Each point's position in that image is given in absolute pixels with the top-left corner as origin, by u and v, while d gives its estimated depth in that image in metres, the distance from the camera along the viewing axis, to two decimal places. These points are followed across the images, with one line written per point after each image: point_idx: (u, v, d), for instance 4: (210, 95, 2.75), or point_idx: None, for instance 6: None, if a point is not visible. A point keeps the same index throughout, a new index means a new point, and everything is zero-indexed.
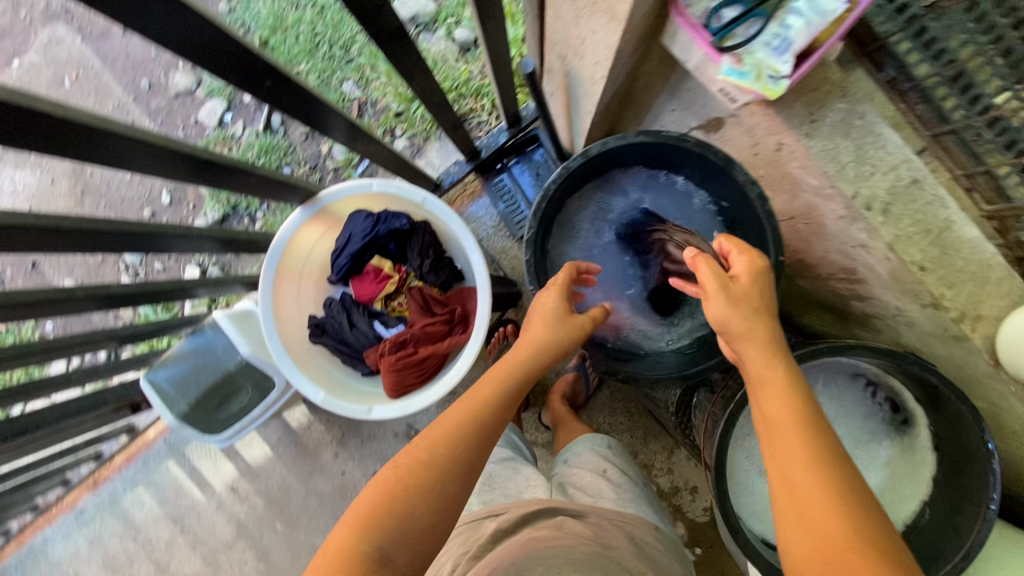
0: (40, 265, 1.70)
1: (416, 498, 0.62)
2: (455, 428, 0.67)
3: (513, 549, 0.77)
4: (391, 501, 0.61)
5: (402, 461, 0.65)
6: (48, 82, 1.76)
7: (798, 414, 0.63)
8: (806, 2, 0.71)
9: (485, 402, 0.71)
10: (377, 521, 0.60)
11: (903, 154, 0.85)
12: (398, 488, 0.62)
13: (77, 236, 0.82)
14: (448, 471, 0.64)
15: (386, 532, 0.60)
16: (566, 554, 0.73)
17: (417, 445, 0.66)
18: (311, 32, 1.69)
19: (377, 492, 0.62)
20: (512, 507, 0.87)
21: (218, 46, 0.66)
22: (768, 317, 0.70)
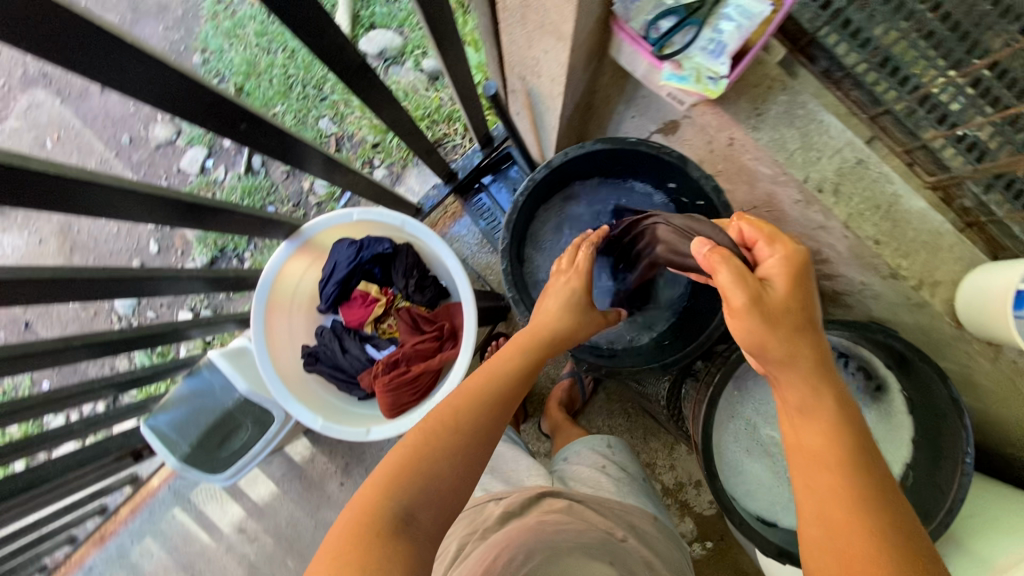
0: (33, 324, 1.72)
1: (443, 459, 0.63)
2: (477, 399, 0.70)
3: (520, 529, 0.78)
4: (418, 460, 0.62)
5: (426, 426, 0.66)
6: (30, 145, 1.80)
7: (838, 451, 0.58)
8: (735, 8, 0.77)
9: (502, 380, 0.74)
10: (405, 479, 0.60)
11: (845, 138, 0.91)
12: (424, 449, 0.63)
13: (69, 287, 0.86)
14: (473, 435, 0.66)
15: (413, 489, 0.60)
16: (576, 541, 0.75)
17: (439, 415, 0.68)
18: (284, 75, 1.75)
19: (404, 453, 0.63)
20: (517, 493, 0.90)
21: (194, 96, 0.70)
22: (814, 333, 0.62)
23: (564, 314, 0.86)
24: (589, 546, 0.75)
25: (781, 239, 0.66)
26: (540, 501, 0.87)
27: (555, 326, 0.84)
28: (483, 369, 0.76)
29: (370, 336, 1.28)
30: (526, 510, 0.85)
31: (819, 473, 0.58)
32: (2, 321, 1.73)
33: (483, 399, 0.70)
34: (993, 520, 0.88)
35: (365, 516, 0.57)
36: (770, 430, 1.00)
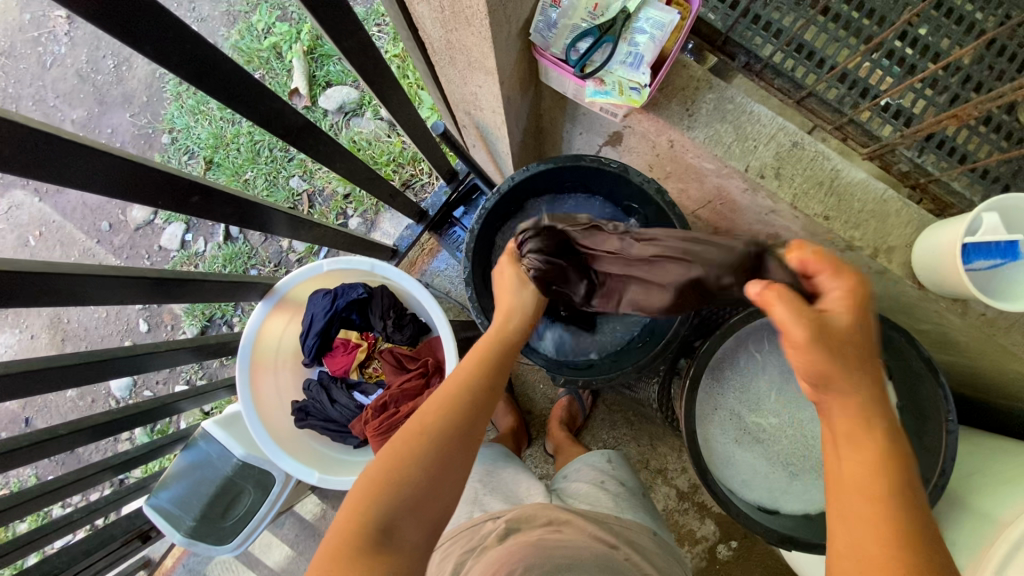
0: (33, 420, 1.73)
1: (422, 464, 0.62)
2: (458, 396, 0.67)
3: (519, 544, 0.77)
4: (398, 468, 0.61)
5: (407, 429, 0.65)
6: (14, 245, 1.85)
7: (883, 485, 0.52)
8: (645, 22, 0.84)
9: (482, 373, 0.69)
10: (386, 488, 0.60)
11: (777, 123, 0.94)
12: (403, 456, 0.62)
13: (51, 375, 0.87)
14: (453, 434, 0.64)
15: (394, 498, 0.60)
16: (574, 556, 0.74)
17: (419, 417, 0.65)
18: (250, 142, 1.81)
19: (385, 459, 0.62)
20: (512, 509, 0.90)
21: (141, 179, 0.73)
22: (875, 375, 0.55)
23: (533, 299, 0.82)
24: (589, 559, 0.74)
25: (846, 268, 0.57)
26: (537, 514, 0.87)
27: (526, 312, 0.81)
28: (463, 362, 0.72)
29: (357, 382, 1.29)
30: (526, 524, 0.85)
31: (869, 543, 0.50)
32: (3, 421, 1.74)
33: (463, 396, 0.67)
34: (994, 476, 0.87)
35: (349, 527, 0.58)
36: (757, 417, 1.02)
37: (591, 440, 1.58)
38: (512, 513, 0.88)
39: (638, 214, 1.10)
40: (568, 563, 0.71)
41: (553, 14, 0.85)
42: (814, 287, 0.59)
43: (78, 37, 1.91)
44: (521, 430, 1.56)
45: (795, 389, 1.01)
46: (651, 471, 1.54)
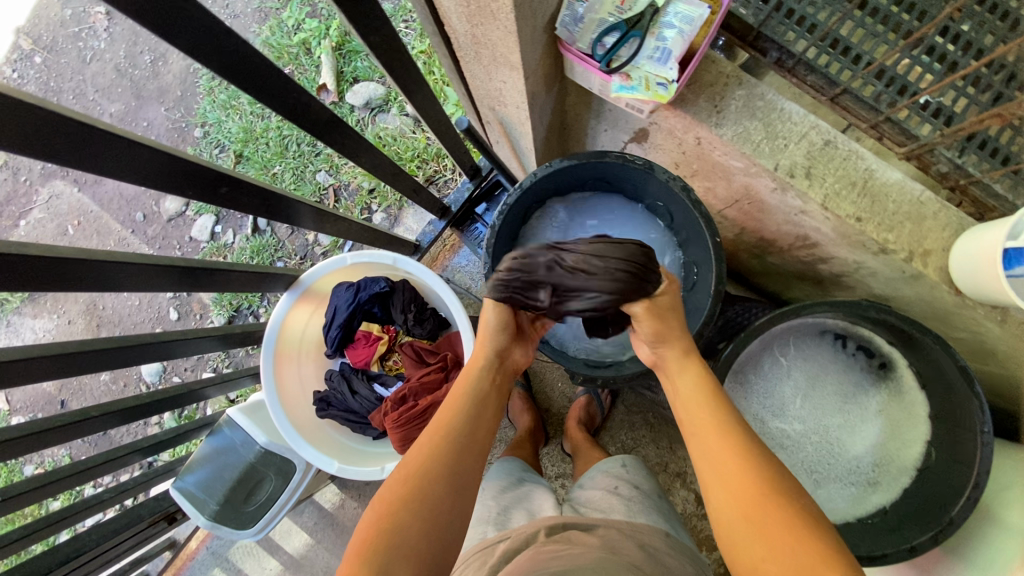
0: (69, 402, 1.80)
1: (411, 511, 0.66)
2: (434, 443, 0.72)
3: (522, 560, 0.78)
4: (391, 515, 0.66)
5: (387, 486, 0.69)
6: (54, 234, 1.92)
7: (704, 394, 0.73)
8: (674, 16, 0.82)
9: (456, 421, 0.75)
10: (380, 535, 0.64)
11: (809, 121, 0.91)
12: (395, 505, 0.66)
13: (83, 359, 0.90)
14: (436, 478, 0.69)
15: (385, 553, 0.63)
16: (575, 561, 0.72)
17: (404, 469, 0.71)
18: (279, 137, 1.85)
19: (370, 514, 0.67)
20: (525, 528, 0.89)
21: (173, 168, 0.75)
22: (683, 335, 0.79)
23: (507, 336, 0.84)
24: (584, 565, 0.71)
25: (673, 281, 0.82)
26: (550, 529, 0.87)
27: (498, 354, 0.84)
28: (441, 415, 0.77)
29: (378, 374, 1.31)
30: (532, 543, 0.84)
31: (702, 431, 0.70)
32: (40, 402, 1.81)
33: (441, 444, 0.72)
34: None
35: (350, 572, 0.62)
36: (779, 422, 1.03)
37: (610, 441, 1.57)
38: (522, 532, 0.88)
39: (663, 212, 1.09)
40: (564, 569, 0.70)
41: (579, 8, 0.84)
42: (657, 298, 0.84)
43: (117, 33, 1.97)
44: (538, 428, 1.56)
45: (820, 395, 1.03)
46: (670, 475, 1.52)
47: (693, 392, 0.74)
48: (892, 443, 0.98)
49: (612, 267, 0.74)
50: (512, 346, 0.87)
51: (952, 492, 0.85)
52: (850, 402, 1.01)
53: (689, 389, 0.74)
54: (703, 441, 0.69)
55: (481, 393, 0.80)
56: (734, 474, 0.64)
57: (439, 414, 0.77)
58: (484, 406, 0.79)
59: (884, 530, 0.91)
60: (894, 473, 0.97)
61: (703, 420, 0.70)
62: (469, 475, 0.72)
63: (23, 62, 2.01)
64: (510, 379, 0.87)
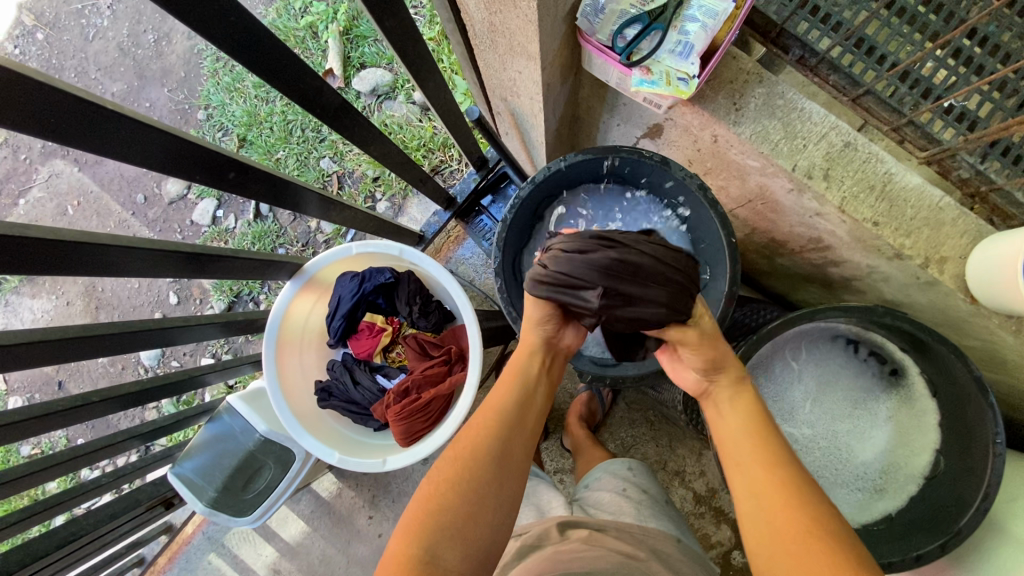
0: (66, 384, 1.79)
1: (458, 494, 0.66)
2: (483, 428, 0.72)
3: (537, 560, 0.79)
4: (437, 496, 0.67)
5: (436, 469, 0.70)
6: (53, 213, 1.90)
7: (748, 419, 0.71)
8: (698, 9, 0.80)
9: (503, 406, 0.75)
10: (429, 517, 0.65)
11: (829, 121, 0.89)
12: (443, 487, 0.67)
13: (85, 343, 0.89)
14: (484, 461, 0.69)
15: (434, 538, 0.63)
16: (592, 564, 0.74)
17: (452, 453, 0.71)
18: (283, 121, 1.82)
19: (418, 497, 0.68)
20: (535, 525, 0.90)
21: (179, 151, 0.73)
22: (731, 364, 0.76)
23: (555, 326, 0.83)
24: (606, 568, 0.73)
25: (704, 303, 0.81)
26: (561, 529, 0.86)
27: (545, 340, 0.83)
28: (490, 400, 0.77)
29: (380, 366, 1.30)
30: (545, 542, 0.84)
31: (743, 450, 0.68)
32: (38, 383, 1.80)
33: (490, 429, 0.72)
34: None
35: (399, 558, 0.62)
36: (789, 426, 1.01)
37: (609, 437, 1.56)
38: (535, 528, 0.89)
39: (675, 210, 1.07)
40: (587, 569, 0.72)
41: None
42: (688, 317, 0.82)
43: (120, 11, 1.94)
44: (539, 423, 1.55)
45: (830, 400, 1.02)
46: (669, 473, 1.52)
47: (739, 421, 0.71)
48: (902, 450, 0.98)
49: (663, 273, 0.77)
50: (562, 336, 0.85)
51: (962, 503, 0.85)
52: (860, 408, 1.01)
53: (736, 419, 0.71)
54: (746, 471, 0.66)
55: (530, 377, 0.79)
56: (779, 506, 0.61)
57: (488, 399, 0.77)
58: (532, 393, 0.78)
59: (891, 539, 0.90)
60: (901, 481, 0.96)
61: (748, 450, 0.67)
62: (518, 463, 0.71)
63: (25, 38, 1.97)
64: (557, 366, 0.86)
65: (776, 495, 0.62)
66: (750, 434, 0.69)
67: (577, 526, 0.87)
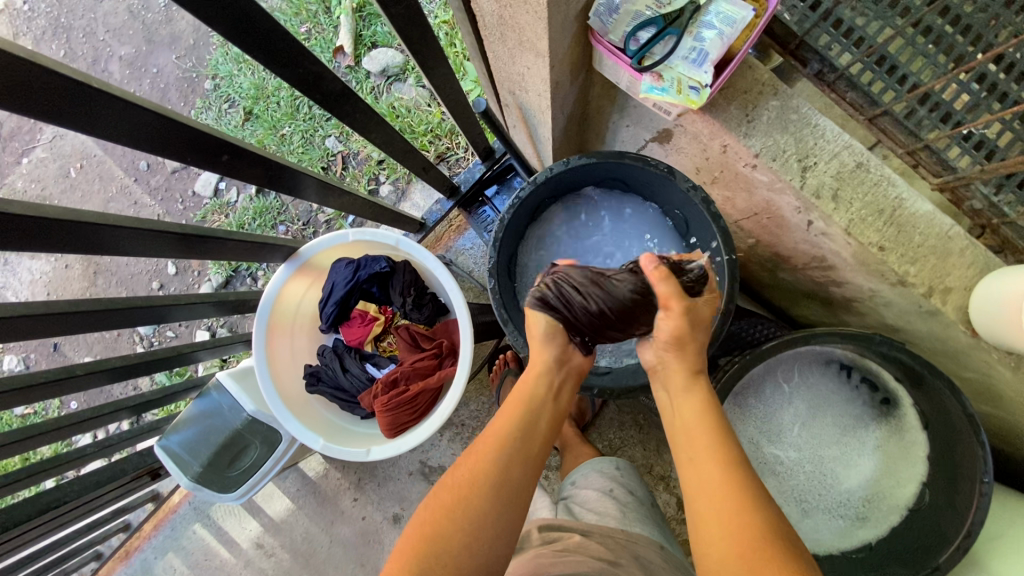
0: (61, 347, 1.79)
1: (453, 521, 0.65)
2: (485, 450, 0.71)
3: (520, 563, 0.76)
4: (434, 522, 0.66)
5: (435, 493, 0.69)
6: (56, 174, 1.88)
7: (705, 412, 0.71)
8: (716, 16, 0.77)
9: (504, 430, 0.73)
10: (426, 542, 0.65)
11: (842, 140, 0.87)
12: (439, 512, 0.66)
13: (74, 317, 0.87)
14: (482, 488, 0.67)
15: (428, 565, 0.63)
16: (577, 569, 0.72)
17: (452, 478, 0.70)
18: (290, 98, 1.79)
19: (415, 523, 0.67)
20: (519, 526, 0.90)
21: (171, 131, 0.71)
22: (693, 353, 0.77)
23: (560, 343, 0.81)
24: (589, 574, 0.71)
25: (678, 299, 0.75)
26: (544, 532, 0.85)
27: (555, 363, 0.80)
28: (495, 420, 0.76)
29: (371, 355, 1.29)
30: (527, 544, 0.83)
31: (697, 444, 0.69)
32: (33, 344, 1.79)
33: (490, 451, 0.70)
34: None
35: None
36: (775, 449, 1.01)
37: (598, 438, 1.55)
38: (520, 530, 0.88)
39: (678, 220, 1.05)
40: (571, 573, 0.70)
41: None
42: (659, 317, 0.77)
43: None
44: None
45: (819, 424, 1.01)
46: (654, 477, 1.51)
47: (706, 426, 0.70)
48: (886, 481, 0.97)
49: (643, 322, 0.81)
50: (571, 356, 0.82)
51: (943, 540, 0.85)
52: (849, 435, 1.00)
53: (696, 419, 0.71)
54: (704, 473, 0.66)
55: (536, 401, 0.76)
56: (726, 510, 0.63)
57: (494, 419, 0.76)
58: (531, 416, 0.75)
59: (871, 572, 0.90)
60: (883, 511, 0.95)
61: (707, 456, 0.67)
62: (517, 487, 0.69)
63: None
64: (571, 389, 0.81)
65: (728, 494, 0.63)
66: (703, 427, 0.70)
67: (561, 529, 0.86)
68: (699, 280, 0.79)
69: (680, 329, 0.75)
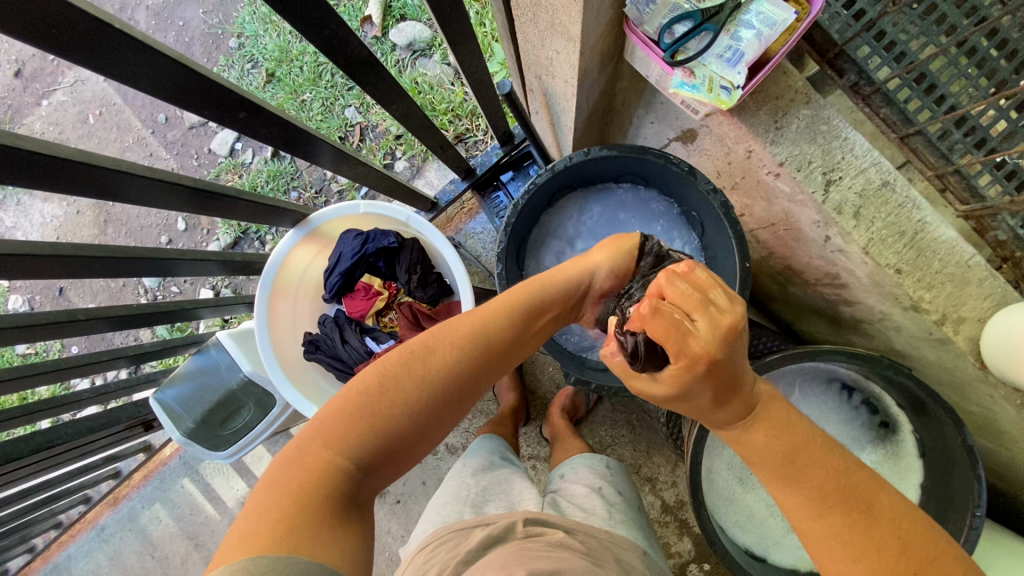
0: (66, 291, 1.80)
1: (403, 414, 0.62)
2: (461, 351, 0.66)
3: (503, 553, 0.76)
4: (386, 413, 0.62)
5: (392, 372, 0.63)
6: (74, 120, 1.87)
7: (778, 442, 0.59)
8: (755, 16, 0.75)
9: (489, 341, 0.68)
10: (369, 432, 0.61)
11: (871, 156, 0.85)
12: (392, 404, 0.62)
13: (80, 262, 0.87)
14: (443, 395, 0.65)
15: (365, 453, 0.61)
16: (559, 565, 0.72)
17: (417, 368, 0.64)
18: (314, 63, 1.77)
19: (361, 396, 0.62)
20: (503, 516, 0.88)
21: (192, 83, 0.70)
22: (698, 402, 0.58)
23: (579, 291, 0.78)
24: (570, 571, 0.71)
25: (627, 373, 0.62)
26: (528, 524, 0.85)
27: (563, 298, 0.76)
28: (484, 318, 0.69)
29: (371, 329, 1.27)
30: (510, 535, 0.82)
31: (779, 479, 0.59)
32: (39, 287, 1.81)
33: (467, 355, 0.66)
34: None
35: (321, 465, 0.59)
36: None
37: (589, 433, 1.55)
38: (503, 520, 0.85)
39: (695, 222, 1.04)
40: (553, 569, 0.70)
41: None
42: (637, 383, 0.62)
43: None
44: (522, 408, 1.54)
45: None
46: (641, 478, 1.51)
47: (777, 480, 0.59)
48: None
49: None
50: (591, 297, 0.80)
51: None
52: None
53: (765, 476, 0.60)
54: (811, 530, 0.58)
55: (526, 329, 0.72)
56: (831, 542, 0.57)
57: (478, 314, 0.69)
58: (517, 340, 0.71)
59: None
60: None
61: (794, 498, 0.59)
62: (471, 401, 0.69)
63: None
64: (557, 321, 0.80)
65: (825, 529, 0.57)
66: (782, 461, 0.58)
67: (545, 524, 0.86)
68: (640, 360, 0.57)
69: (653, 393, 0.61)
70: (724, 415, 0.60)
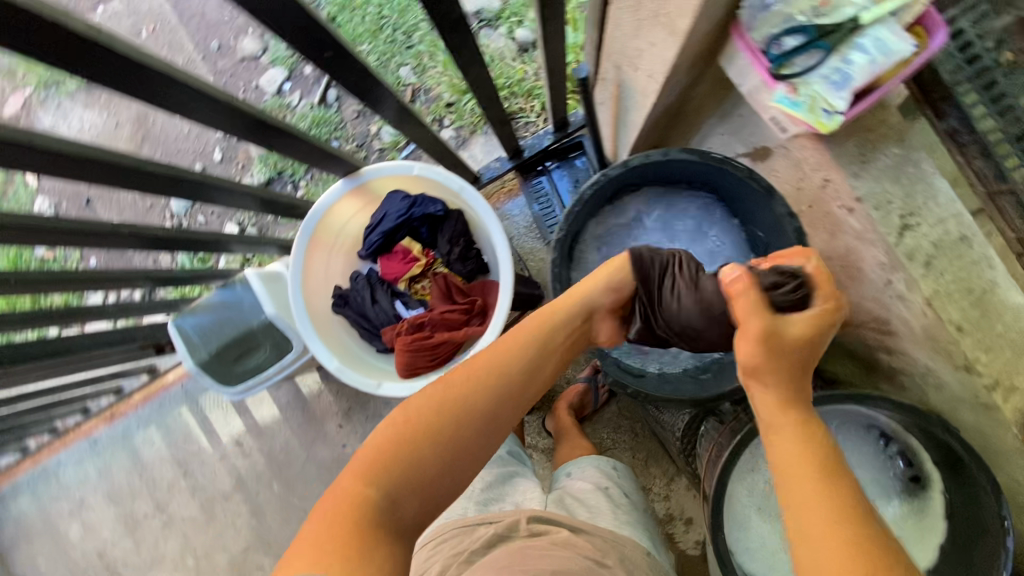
0: (93, 202, 1.79)
1: (429, 445, 0.65)
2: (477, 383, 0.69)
3: (506, 552, 0.76)
4: (414, 446, 0.64)
5: (414, 410, 0.67)
6: (126, 31, 1.85)
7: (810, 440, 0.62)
8: (873, 40, 0.72)
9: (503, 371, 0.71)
10: (396, 465, 0.63)
11: (953, 208, 0.84)
12: (417, 439, 0.65)
13: (130, 174, 0.86)
14: (466, 422, 0.67)
15: (395, 482, 0.63)
16: (565, 566, 0.71)
17: (437, 401, 0.67)
18: (377, 14, 1.73)
19: (386, 436, 0.65)
20: (508, 513, 0.87)
21: (283, 11, 0.67)
22: (796, 364, 0.68)
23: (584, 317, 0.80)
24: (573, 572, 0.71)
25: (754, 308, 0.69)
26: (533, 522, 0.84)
27: (571, 324, 0.79)
28: (495, 353, 0.73)
29: (402, 293, 1.28)
30: (513, 534, 0.82)
31: (804, 468, 0.60)
32: (68, 193, 1.80)
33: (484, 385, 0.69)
34: None
35: (352, 498, 0.61)
36: None
37: (591, 433, 1.54)
38: (510, 517, 0.85)
39: (756, 242, 1.02)
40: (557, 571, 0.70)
41: None
42: (752, 325, 0.68)
43: None
44: None
45: None
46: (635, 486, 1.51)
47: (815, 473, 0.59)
48: None
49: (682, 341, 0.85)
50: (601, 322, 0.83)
51: None
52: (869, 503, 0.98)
53: (799, 475, 0.60)
54: (815, 529, 0.56)
55: (542, 357, 0.75)
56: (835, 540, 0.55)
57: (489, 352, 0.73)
58: (534, 369, 0.73)
59: None
60: None
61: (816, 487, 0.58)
62: (503, 427, 0.70)
63: None
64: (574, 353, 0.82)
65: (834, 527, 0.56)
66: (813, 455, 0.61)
67: (555, 523, 0.84)
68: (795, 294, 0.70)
69: (772, 335, 0.67)
70: (798, 395, 0.67)
